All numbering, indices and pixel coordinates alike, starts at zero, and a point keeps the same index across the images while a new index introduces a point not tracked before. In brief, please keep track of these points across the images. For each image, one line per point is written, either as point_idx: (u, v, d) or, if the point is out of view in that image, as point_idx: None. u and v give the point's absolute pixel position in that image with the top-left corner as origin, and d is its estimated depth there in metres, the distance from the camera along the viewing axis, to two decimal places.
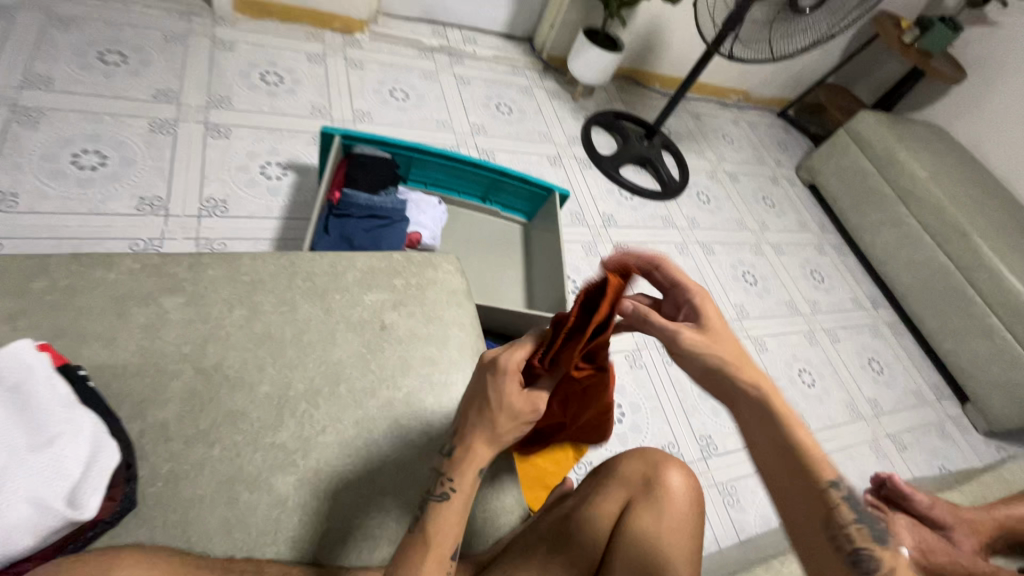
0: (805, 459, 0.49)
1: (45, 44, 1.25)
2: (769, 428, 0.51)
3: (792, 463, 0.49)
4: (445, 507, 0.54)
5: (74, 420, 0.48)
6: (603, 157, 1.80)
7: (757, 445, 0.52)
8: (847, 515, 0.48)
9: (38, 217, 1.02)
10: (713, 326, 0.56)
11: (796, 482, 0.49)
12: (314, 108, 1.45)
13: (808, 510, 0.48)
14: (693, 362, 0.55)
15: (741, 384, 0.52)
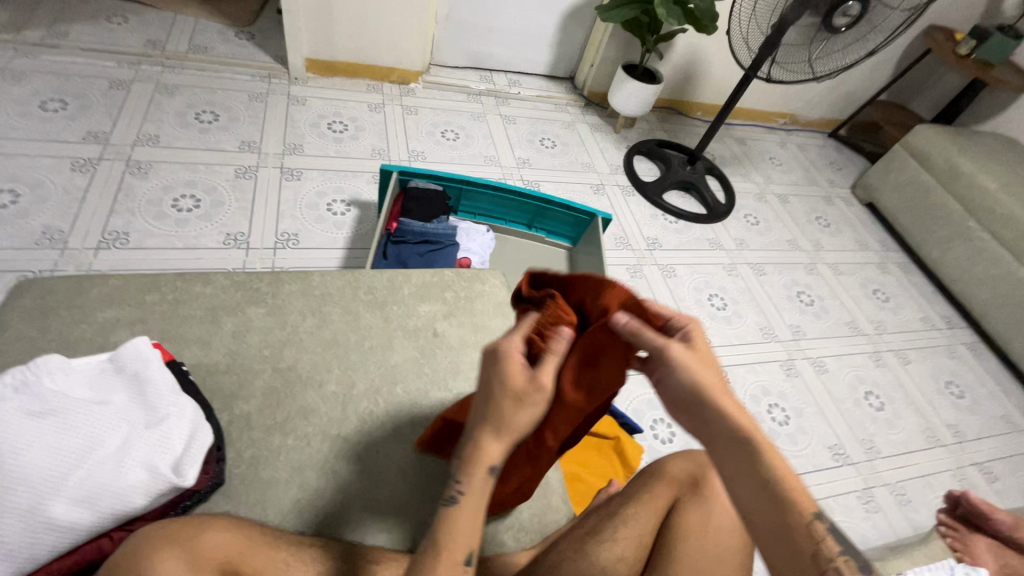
0: (787, 493, 0.47)
1: (155, 108, 1.47)
2: (751, 458, 0.48)
3: (775, 499, 0.47)
4: (457, 510, 0.49)
5: (179, 403, 0.56)
6: (646, 184, 1.84)
7: (741, 479, 0.48)
8: (837, 553, 0.45)
9: (145, 252, 1.19)
10: (705, 348, 0.55)
11: (784, 520, 0.46)
12: (374, 150, 1.60)
13: (796, 550, 0.45)
14: (675, 379, 0.52)
15: (720, 408, 0.50)
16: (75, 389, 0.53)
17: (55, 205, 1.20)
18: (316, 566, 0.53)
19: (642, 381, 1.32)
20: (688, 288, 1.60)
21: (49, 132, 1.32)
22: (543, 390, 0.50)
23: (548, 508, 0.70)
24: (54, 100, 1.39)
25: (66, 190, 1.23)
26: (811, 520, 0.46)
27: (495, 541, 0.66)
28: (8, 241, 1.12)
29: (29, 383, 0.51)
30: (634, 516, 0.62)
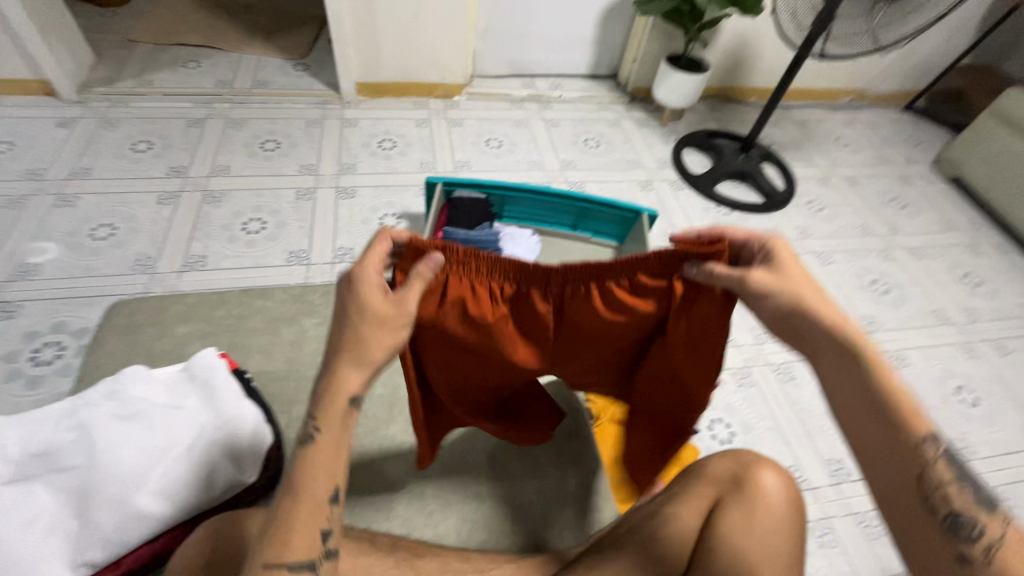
0: (893, 404, 0.52)
1: (225, 141, 1.62)
2: (856, 375, 0.54)
3: (880, 413, 0.52)
4: (316, 448, 0.51)
5: (236, 407, 0.69)
6: (696, 177, 1.78)
7: (840, 393, 0.55)
8: (948, 475, 0.49)
9: (220, 272, 1.31)
10: (791, 266, 0.58)
11: (892, 435, 0.51)
12: (422, 164, 1.67)
13: (900, 459, 0.50)
14: (764, 304, 0.57)
15: (817, 325, 0.56)
16: (153, 397, 0.68)
17: (145, 234, 1.35)
18: (362, 557, 0.56)
19: None
20: None
21: (139, 171, 1.49)
22: (403, 316, 0.54)
23: None
24: (143, 142, 1.57)
25: (154, 221, 1.38)
26: (921, 436, 0.50)
27: None
28: (108, 268, 1.27)
29: (119, 391, 0.67)
30: (673, 515, 0.61)
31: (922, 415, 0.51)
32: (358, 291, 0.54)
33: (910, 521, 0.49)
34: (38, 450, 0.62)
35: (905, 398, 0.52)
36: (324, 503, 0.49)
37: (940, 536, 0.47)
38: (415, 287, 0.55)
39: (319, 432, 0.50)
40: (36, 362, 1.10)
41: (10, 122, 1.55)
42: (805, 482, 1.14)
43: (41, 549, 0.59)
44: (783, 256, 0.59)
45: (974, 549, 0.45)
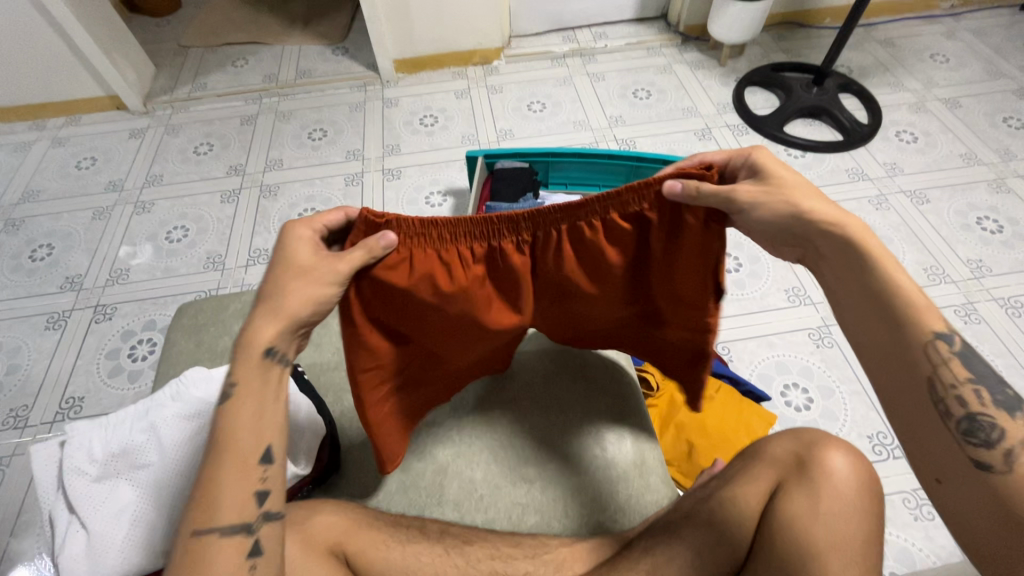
0: (903, 310, 0.52)
1: (277, 135, 1.67)
2: (862, 275, 0.53)
3: (887, 314, 0.52)
4: (237, 404, 0.51)
5: (295, 401, 0.64)
6: (762, 118, 1.61)
7: (842, 302, 0.56)
8: (961, 373, 0.50)
9: None
10: (782, 176, 0.54)
11: (897, 335, 0.52)
12: (464, 137, 1.64)
13: (911, 363, 0.51)
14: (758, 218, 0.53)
15: (820, 224, 0.53)
16: (214, 395, 0.61)
17: (213, 233, 1.44)
18: (411, 544, 0.58)
19: (767, 343, 1.19)
20: None
21: (203, 172, 1.58)
22: (328, 271, 0.52)
23: (647, 488, 0.66)
24: (204, 144, 1.65)
25: (219, 220, 1.46)
26: (928, 335, 0.51)
27: (591, 522, 0.64)
28: (185, 268, 1.37)
29: (183, 392, 0.61)
30: (730, 500, 0.57)
31: (931, 310, 0.52)
32: (290, 252, 0.54)
33: (923, 426, 0.51)
34: (113, 451, 0.57)
35: (914, 299, 0.52)
36: (254, 461, 0.50)
37: (952, 441, 0.49)
38: (356, 255, 0.52)
39: (234, 387, 0.51)
40: (133, 358, 1.23)
41: (91, 138, 1.68)
42: (898, 449, 1.04)
43: (121, 547, 0.53)
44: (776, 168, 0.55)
45: (989, 458, 0.47)
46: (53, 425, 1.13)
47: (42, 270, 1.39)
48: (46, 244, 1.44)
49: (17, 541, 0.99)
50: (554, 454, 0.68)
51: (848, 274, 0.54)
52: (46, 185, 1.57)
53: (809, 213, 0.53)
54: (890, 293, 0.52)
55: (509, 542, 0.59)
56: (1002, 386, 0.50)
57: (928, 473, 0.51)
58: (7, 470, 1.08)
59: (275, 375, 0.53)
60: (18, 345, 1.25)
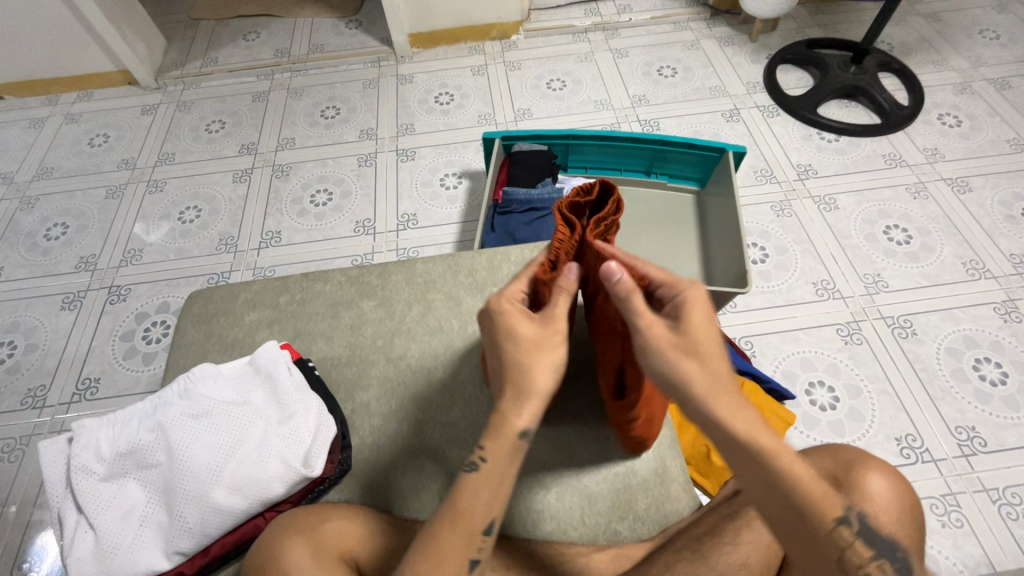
0: (806, 505, 0.47)
1: (289, 113, 1.63)
2: (760, 472, 0.47)
3: (789, 506, 0.47)
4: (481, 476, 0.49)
5: (305, 399, 0.61)
6: (795, 99, 1.53)
7: (747, 485, 0.48)
8: (866, 554, 0.47)
9: (294, 247, 1.35)
10: (702, 331, 0.49)
11: (806, 519, 0.47)
12: (481, 116, 1.58)
13: (819, 546, 0.47)
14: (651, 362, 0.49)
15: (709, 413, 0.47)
16: (221, 394, 0.60)
17: (226, 214, 1.42)
18: None
19: (793, 338, 1.14)
20: (855, 222, 1.31)
21: (215, 151, 1.55)
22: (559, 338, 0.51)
23: (668, 497, 0.64)
24: (215, 121, 1.62)
25: (232, 200, 1.44)
26: (833, 522, 0.47)
27: (608, 531, 0.62)
28: (197, 249, 1.36)
29: (190, 390, 0.60)
30: None
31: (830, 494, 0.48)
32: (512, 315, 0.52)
33: None
34: (118, 451, 0.56)
35: (812, 489, 0.47)
36: (478, 533, 0.49)
37: None
38: (561, 300, 0.54)
39: (483, 462, 0.49)
40: (147, 340, 1.22)
41: (103, 115, 1.66)
42: (926, 453, 1.00)
43: (130, 549, 0.53)
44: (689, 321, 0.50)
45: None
46: (70, 406, 1.14)
47: (57, 250, 1.38)
48: (61, 223, 1.43)
49: (38, 519, 1.01)
50: (572, 459, 0.66)
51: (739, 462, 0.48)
52: (59, 162, 1.56)
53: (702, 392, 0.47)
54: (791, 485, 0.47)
55: (523, 551, 0.58)
56: (897, 550, 0.49)
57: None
58: (27, 450, 1.09)
59: (521, 454, 0.49)
60: (35, 325, 1.26)
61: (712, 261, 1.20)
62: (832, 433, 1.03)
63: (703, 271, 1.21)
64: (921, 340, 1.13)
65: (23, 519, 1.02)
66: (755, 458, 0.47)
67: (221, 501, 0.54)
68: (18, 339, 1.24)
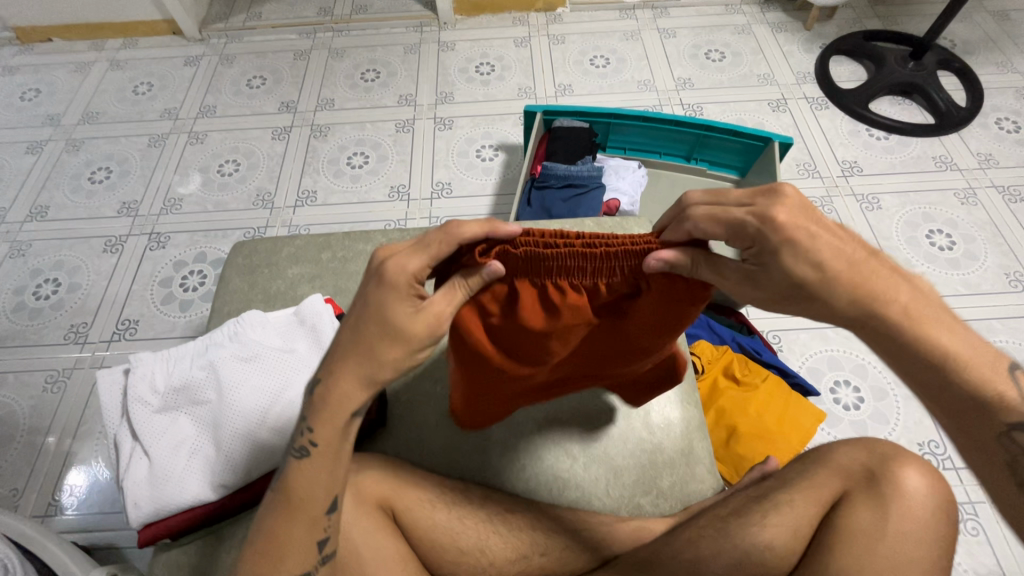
0: (976, 403, 0.47)
1: (329, 73, 1.63)
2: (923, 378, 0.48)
3: (966, 408, 0.47)
4: (313, 463, 0.51)
5: None
6: (846, 92, 1.48)
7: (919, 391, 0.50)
8: None
9: (328, 208, 1.37)
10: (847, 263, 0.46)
11: (972, 421, 0.47)
12: (521, 89, 1.56)
13: (981, 443, 0.47)
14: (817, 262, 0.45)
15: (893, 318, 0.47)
16: (269, 339, 0.62)
17: (264, 169, 1.44)
18: (456, 508, 0.60)
19: (822, 336, 1.13)
20: (898, 223, 1.28)
21: (255, 106, 1.56)
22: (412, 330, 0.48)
23: (692, 477, 0.65)
24: (257, 77, 1.63)
25: (270, 156, 1.46)
26: (1004, 426, 0.46)
27: (630, 504, 0.64)
28: (235, 203, 1.38)
29: (240, 333, 0.62)
30: (788, 504, 0.58)
31: (1005, 392, 0.47)
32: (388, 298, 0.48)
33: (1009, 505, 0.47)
34: (171, 386, 0.58)
35: (978, 384, 0.47)
36: (322, 515, 0.50)
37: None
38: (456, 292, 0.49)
39: (313, 446, 0.50)
40: (184, 287, 1.26)
41: (148, 63, 1.68)
42: (948, 460, 1.00)
43: (179, 477, 0.55)
44: (794, 239, 0.45)
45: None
46: (110, 344, 1.18)
47: (100, 193, 1.42)
48: (105, 167, 1.47)
49: (78, 447, 1.06)
50: (603, 431, 0.67)
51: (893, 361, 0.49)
52: (104, 107, 1.58)
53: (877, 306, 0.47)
54: (947, 364, 0.47)
55: (549, 514, 0.61)
56: None
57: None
58: (69, 382, 1.14)
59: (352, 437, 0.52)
60: (79, 265, 1.30)
61: None
62: (854, 432, 1.03)
63: None
64: None
65: (63, 449, 1.07)
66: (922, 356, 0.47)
67: (269, 441, 0.57)
68: (62, 276, 1.28)
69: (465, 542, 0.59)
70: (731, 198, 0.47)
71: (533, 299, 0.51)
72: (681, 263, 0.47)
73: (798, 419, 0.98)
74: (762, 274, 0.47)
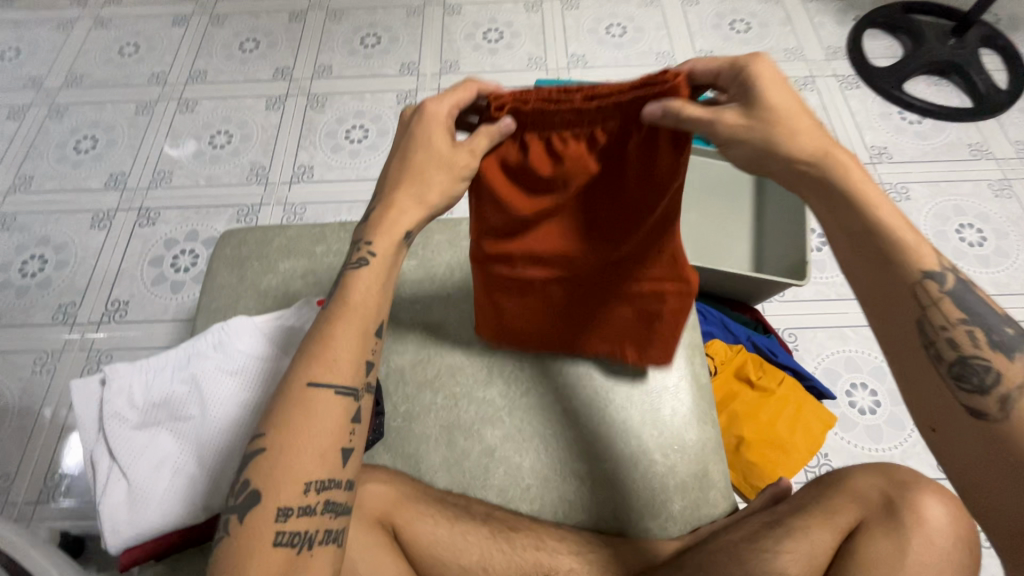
0: (895, 249, 0.44)
1: (326, 37, 1.52)
2: (841, 219, 0.45)
3: (883, 255, 0.45)
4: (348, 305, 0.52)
5: None
6: (880, 70, 1.38)
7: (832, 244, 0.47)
8: (954, 314, 0.43)
9: (326, 185, 1.30)
10: (790, 100, 0.45)
11: (884, 271, 0.45)
12: (531, 59, 1.46)
13: (895, 299, 0.45)
14: (779, 91, 0.45)
15: (833, 164, 0.45)
16: (257, 350, 0.57)
17: (258, 142, 1.36)
18: (460, 523, 0.57)
19: (840, 335, 1.09)
20: (926, 216, 1.21)
21: (248, 72, 1.47)
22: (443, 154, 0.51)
23: (704, 501, 0.62)
24: (250, 40, 1.52)
25: (264, 128, 1.38)
26: (918, 272, 0.44)
27: (640, 528, 0.61)
28: (228, 177, 1.32)
29: (225, 342, 0.57)
30: (801, 530, 0.54)
31: (924, 245, 0.44)
32: (423, 132, 0.51)
33: (923, 390, 0.44)
34: (153, 401, 0.54)
35: (906, 234, 0.44)
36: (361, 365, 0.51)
37: (941, 385, 0.43)
38: (480, 137, 0.50)
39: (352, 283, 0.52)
40: (176, 268, 1.21)
41: (134, 21, 1.57)
42: None
43: (160, 500, 0.51)
44: (768, 82, 0.45)
45: (987, 405, 0.41)
46: (100, 325, 1.14)
47: (86, 163, 1.35)
48: (91, 135, 1.39)
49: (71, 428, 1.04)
50: (614, 453, 0.63)
51: (827, 212, 0.46)
52: (89, 70, 1.49)
53: (820, 152, 0.45)
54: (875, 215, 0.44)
55: (555, 535, 0.58)
56: (1003, 325, 0.43)
57: (922, 422, 0.45)
58: (58, 364, 1.10)
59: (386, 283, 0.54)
60: (65, 240, 1.24)
61: (765, 242, 1.11)
62: (868, 438, 1.00)
63: (753, 251, 1.12)
64: None
65: (54, 432, 1.04)
66: (845, 190, 0.44)
67: None
68: (48, 253, 1.23)
69: (469, 559, 0.56)
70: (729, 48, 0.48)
71: (538, 149, 0.49)
72: (685, 107, 0.42)
73: (810, 424, 0.95)
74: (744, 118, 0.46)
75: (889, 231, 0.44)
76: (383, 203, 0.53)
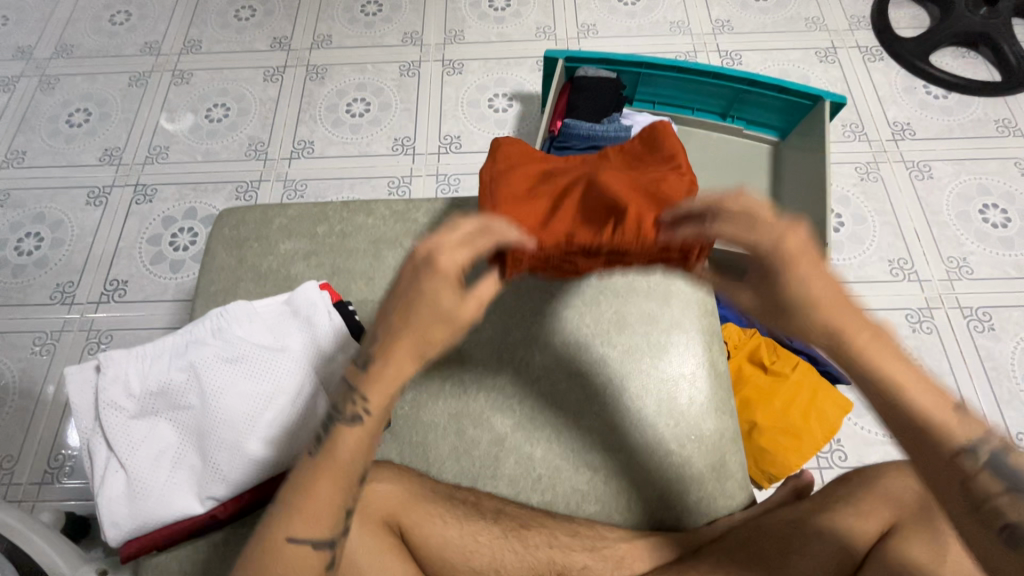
0: (931, 427, 0.44)
1: (325, 4, 1.46)
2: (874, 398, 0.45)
3: (918, 435, 0.44)
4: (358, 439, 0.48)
5: (346, 349, 0.56)
6: (906, 41, 1.31)
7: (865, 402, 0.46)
8: (996, 485, 0.43)
9: (327, 161, 1.26)
10: (830, 291, 0.45)
11: (920, 446, 0.44)
12: (539, 29, 1.40)
13: (935, 467, 0.44)
14: (814, 286, 0.45)
15: (865, 358, 0.44)
16: (257, 336, 0.55)
17: (256, 116, 1.31)
18: (469, 523, 0.55)
19: None
20: (949, 196, 1.17)
21: (245, 42, 1.41)
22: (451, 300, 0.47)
23: (720, 492, 0.61)
24: (245, 8, 1.46)
25: (262, 101, 1.33)
26: (964, 441, 0.43)
27: (654, 519, 0.60)
28: (225, 152, 1.27)
29: (224, 328, 0.55)
30: (830, 527, 0.53)
31: (962, 424, 0.44)
32: (429, 280, 0.46)
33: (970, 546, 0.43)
34: (149, 389, 0.52)
35: (940, 412, 0.44)
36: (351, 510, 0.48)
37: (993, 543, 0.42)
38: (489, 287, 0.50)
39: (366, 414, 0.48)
40: (174, 246, 1.18)
41: None
42: None
43: (162, 491, 0.50)
44: (806, 281, 0.45)
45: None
46: (99, 305, 1.12)
47: (80, 138, 1.31)
48: (83, 109, 1.35)
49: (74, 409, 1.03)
50: (629, 443, 0.61)
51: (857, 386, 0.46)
52: (79, 39, 1.43)
53: (848, 350, 0.45)
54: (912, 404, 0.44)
55: (567, 530, 0.57)
56: None
57: None
58: (57, 344, 1.09)
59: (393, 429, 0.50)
60: (61, 218, 1.21)
61: None
62: (883, 424, 0.98)
63: None
64: (998, 336, 1.04)
65: (56, 413, 1.03)
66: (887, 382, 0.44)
67: (261, 454, 0.51)
68: (44, 231, 1.20)
69: (479, 562, 0.54)
70: (757, 224, 0.46)
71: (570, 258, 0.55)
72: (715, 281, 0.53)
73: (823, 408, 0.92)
74: (761, 292, 0.47)
75: (923, 410, 0.44)
76: (370, 355, 0.48)
